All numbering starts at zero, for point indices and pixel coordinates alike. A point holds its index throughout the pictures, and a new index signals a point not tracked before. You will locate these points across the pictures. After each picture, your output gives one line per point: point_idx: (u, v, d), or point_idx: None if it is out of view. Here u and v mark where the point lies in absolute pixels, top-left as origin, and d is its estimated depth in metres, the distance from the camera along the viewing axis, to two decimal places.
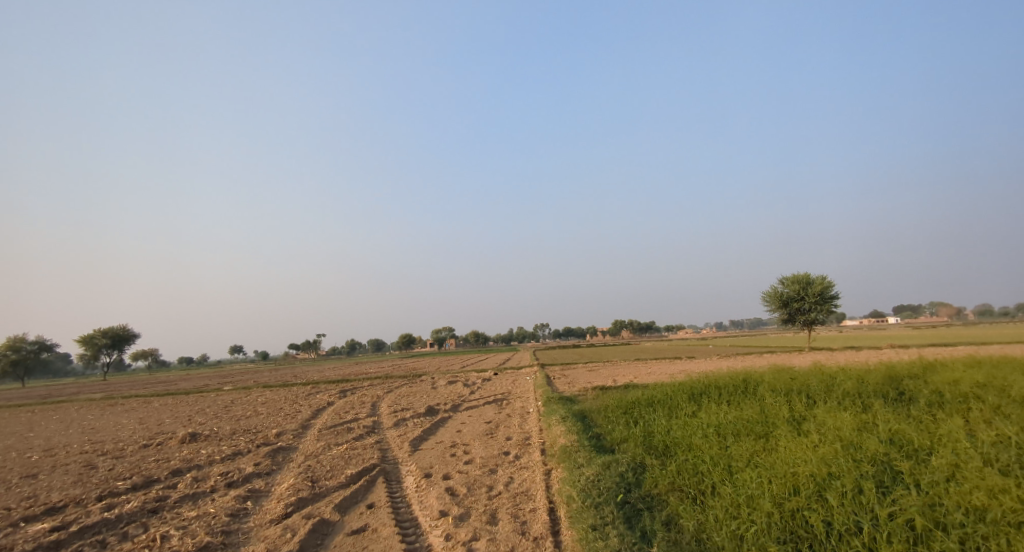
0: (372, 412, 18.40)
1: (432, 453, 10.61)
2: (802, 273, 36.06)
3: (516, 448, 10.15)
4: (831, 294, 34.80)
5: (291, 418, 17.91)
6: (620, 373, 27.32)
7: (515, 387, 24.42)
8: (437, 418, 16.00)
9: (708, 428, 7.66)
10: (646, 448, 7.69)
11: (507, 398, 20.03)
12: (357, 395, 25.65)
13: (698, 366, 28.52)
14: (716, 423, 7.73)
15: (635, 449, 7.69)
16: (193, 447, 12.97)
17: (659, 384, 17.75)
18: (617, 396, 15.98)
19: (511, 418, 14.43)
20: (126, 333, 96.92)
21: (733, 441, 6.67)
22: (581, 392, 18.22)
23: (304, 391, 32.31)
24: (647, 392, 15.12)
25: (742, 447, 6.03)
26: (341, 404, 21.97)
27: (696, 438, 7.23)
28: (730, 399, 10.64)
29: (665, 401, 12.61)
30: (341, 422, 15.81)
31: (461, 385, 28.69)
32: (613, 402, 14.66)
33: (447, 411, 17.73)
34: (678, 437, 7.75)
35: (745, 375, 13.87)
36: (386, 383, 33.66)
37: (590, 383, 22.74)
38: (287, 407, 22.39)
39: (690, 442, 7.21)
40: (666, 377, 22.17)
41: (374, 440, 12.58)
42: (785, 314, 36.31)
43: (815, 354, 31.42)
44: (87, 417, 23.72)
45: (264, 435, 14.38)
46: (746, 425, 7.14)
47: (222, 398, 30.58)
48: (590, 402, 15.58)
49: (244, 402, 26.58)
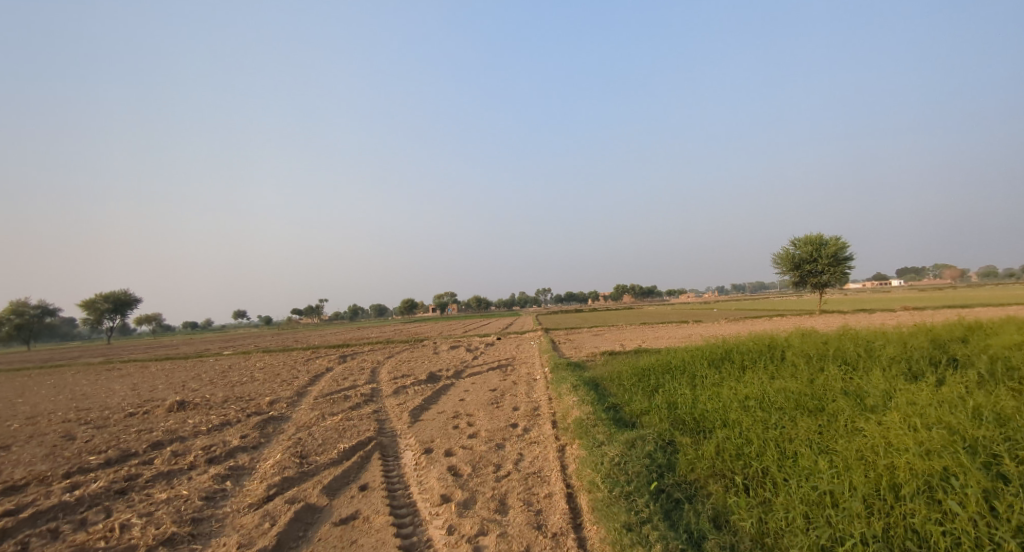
0: (372, 379, 17.69)
1: (433, 425, 9.82)
2: (816, 234, 34.81)
3: (524, 420, 9.32)
4: (845, 256, 33.67)
5: (287, 385, 17.18)
6: (627, 338, 26.59)
7: (519, 352, 23.74)
8: (439, 385, 15.25)
9: (744, 402, 6.75)
10: (673, 424, 6.81)
11: (512, 363, 19.28)
12: (357, 361, 24.97)
13: (708, 330, 27.74)
14: (753, 395, 6.82)
15: (661, 426, 6.80)
16: (179, 416, 12.20)
17: (672, 349, 16.94)
18: (629, 362, 15.19)
19: (518, 385, 13.66)
20: (128, 298, 96.75)
21: (781, 416, 5.74)
22: (590, 358, 17.41)
23: (305, 356, 31.80)
24: (661, 358, 14.31)
25: (798, 427, 5.10)
26: (340, 370, 21.26)
27: (733, 413, 6.33)
28: (758, 366, 9.76)
29: (683, 368, 11.76)
30: (337, 390, 15.07)
31: (464, 350, 28.05)
32: (625, 368, 13.86)
33: (450, 377, 16.98)
34: (709, 411, 6.86)
35: (768, 339, 12.95)
36: (388, 348, 33.13)
37: (597, 348, 21.94)
38: (285, 373, 21.74)
39: (726, 418, 6.31)
40: (677, 342, 21.37)
41: (371, 410, 11.80)
42: (797, 276, 35.33)
43: (826, 318, 30.59)
44: (80, 383, 23.14)
45: (256, 403, 13.63)
46: (791, 398, 6.22)
47: (221, 363, 30.05)
48: (600, 368, 14.79)
49: (243, 367, 25.97)
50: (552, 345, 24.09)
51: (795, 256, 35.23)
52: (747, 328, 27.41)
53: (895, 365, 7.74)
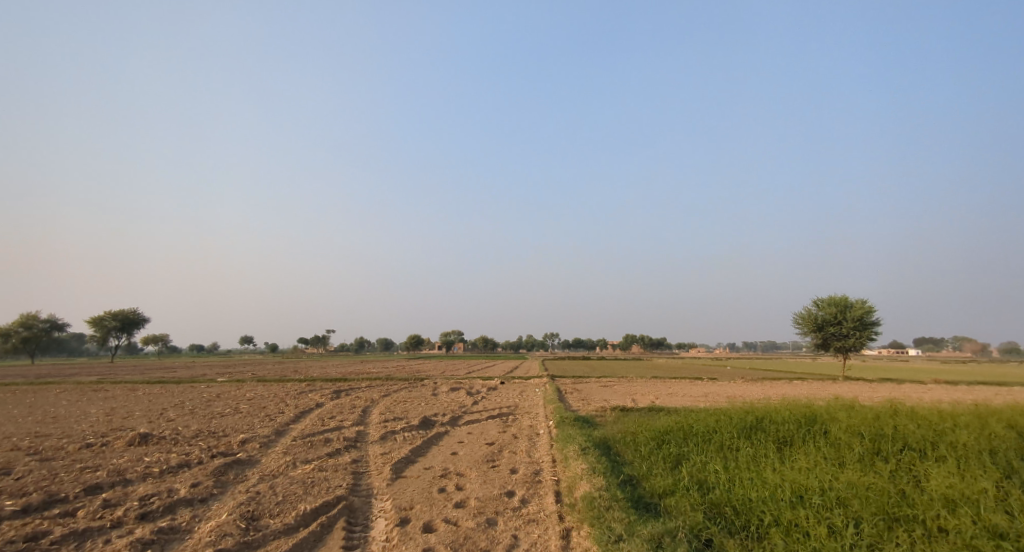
0: (360, 420, 16.26)
1: (415, 486, 8.38)
2: (840, 295, 33.30)
3: (522, 487, 7.89)
4: (871, 320, 31.98)
5: (268, 421, 15.76)
6: (638, 392, 24.92)
7: (522, 400, 22.09)
8: (432, 433, 13.76)
9: (801, 498, 5.34)
10: (710, 520, 5.38)
11: (514, 413, 17.70)
12: (351, 398, 23.45)
13: (724, 389, 25.95)
14: (812, 491, 5.42)
15: (694, 521, 5.38)
16: (137, 452, 10.86)
17: (691, 410, 15.33)
18: (644, 422, 13.65)
19: (518, 440, 12.15)
20: (136, 317, 96.61)
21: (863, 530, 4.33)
22: (599, 413, 15.87)
23: (298, 388, 30.31)
24: (681, 419, 12.79)
25: None
26: (330, 407, 19.79)
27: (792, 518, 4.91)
28: (802, 445, 8.30)
29: (708, 435, 10.29)
30: (319, 432, 13.62)
31: (464, 393, 26.46)
32: (639, 429, 12.35)
33: (446, 424, 15.48)
34: (756, 506, 5.44)
35: (803, 407, 11.45)
36: (386, 386, 31.64)
37: (606, 402, 20.34)
38: (271, 406, 20.32)
39: (783, 523, 4.89)
40: (693, 401, 19.75)
41: (350, 459, 10.37)
42: (818, 338, 33.60)
43: (852, 385, 28.59)
44: (58, 403, 21.88)
45: (226, 441, 12.24)
46: (869, 502, 4.82)
47: (210, 390, 28.62)
48: (610, 425, 13.28)
49: (230, 397, 24.57)
50: (558, 395, 22.45)
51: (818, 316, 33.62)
52: (768, 390, 25.55)
53: (980, 459, 6.32)
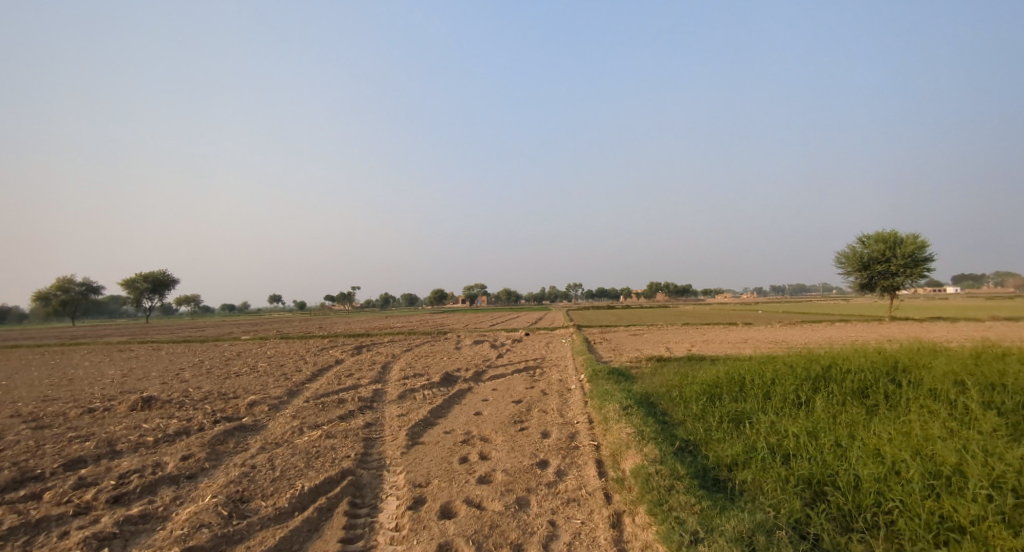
0: (378, 377, 15.41)
1: (433, 455, 7.27)
2: (889, 231, 30.85)
3: (557, 457, 6.69)
4: (924, 257, 29.58)
5: (282, 381, 15.01)
6: (671, 340, 23.67)
7: (549, 352, 21.07)
8: (454, 391, 12.75)
9: (944, 490, 3.88)
10: (815, 519, 3.99)
11: (541, 366, 16.64)
12: (372, 355, 22.81)
13: (763, 335, 24.49)
14: (958, 481, 3.95)
15: (793, 520, 4.00)
16: (137, 418, 10.07)
17: (738, 358, 13.92)
18: (687, 373, 12.30)
19: (548, 398, 10.99)
20: (166, 279, 99.00)
21: None
22: (635, 365, 14.65)
23: (319, 345, 29.92)
24: (730, 369, 11.39)
25: None
26: (349, 364, 19.09)
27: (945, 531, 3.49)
28: (896, 402, 6.81)
29: (771, 389, 8.84)
30: (334, 392, 12.69)
31: (487, 346, 25.61)
32: (684, 381, 11.02)
33: (469, 380, 14.48)
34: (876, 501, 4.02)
35: (877, 353, 9.92)
36: (407, 340, 31.12)
37: (639, 352, 19.16)
38: (290, 365, 19.74)
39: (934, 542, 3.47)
40: (733, 349, 18.42)
41: (363, 423, 9.33)
42: (863, 278, 31.57)
43: (900, 327, 26.77)
44: (81, 365, 21.77)
45: (235, 404, 11.42)
46: None
47: (232, 349, 28.43)
48: (649, 379, 12.00)
49: (252, 356, 24.19)
50: (587, 346, 21.36)
51: (864, 255, 31.35)
52: (811, 335, 23.93)
53: None
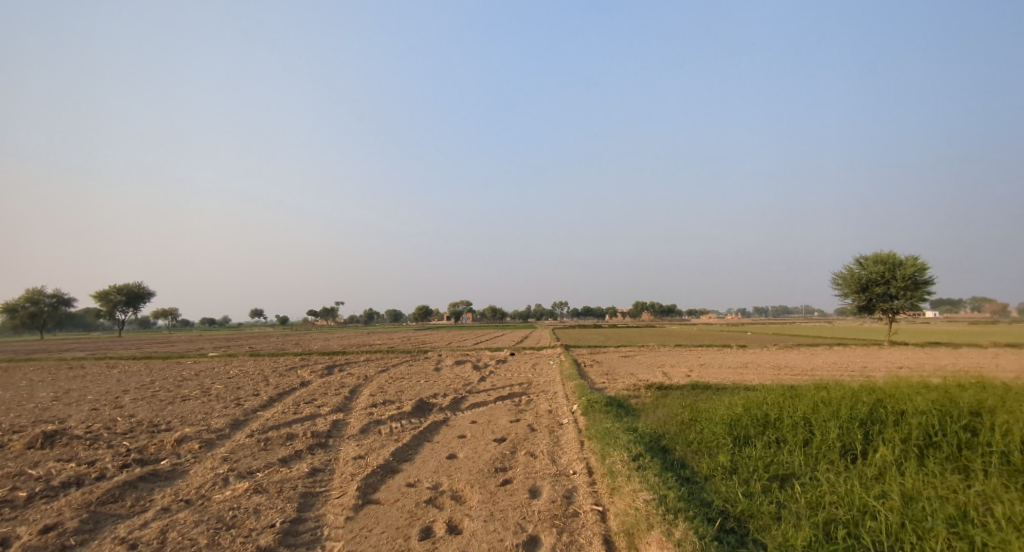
0: (343, 404, 13.52)
1: (387, 524, 5.49)
2: (887, 253, 30.09)
3: (552, 532, 4.97)
4: (925, 279, 28.81)
5: (231, 409, 13.00)
6: (667, 364, 22.15)
7: (536, 375, 19.33)
8: (427, 423, 10.95)
9: None
10: None
11: (528, 393, 14.89)
12: (343, 376, 20.78)
13: (764, 360, 23.11)
14: None
15: None
16: (27, 459, 8.07)
17: (751, 389, 12.36)
18: (697, 406, 10.67)
19: (536, 438, 9.26)
20: (141, 291, 95.21)
21: None
22: (634, 394, 13.01)
23: (290, 364, 27.72)
24: (749, 402, 9.81)
25: None
26: (314, 388, 17.12)
27: None
28: (996, 471, 5.23)
29: (810, 435, 7.26)
30: (285, 424, 10.76)
31: (470, 368, 23.77)
32: (696, 417, 9.39)
33: (446, 409, 12.68)
34: None
35: (924, 388, 8.42)
36: (385, 360, 29.13)
37: (635, 377, 17.59)
38: (249, 387, 17.67)
39: None
40: (737, 376, 16.93)
41: (307, 470, 7.48)
42: (861, 300, 30.69)
43: (903, 352, 25.68)
44: (11, 384, 19.33)
45: (160, 439, 9.46)
46: None
47: (194, 368, 26.14)
48: (653, 413, 10.37)
49: (211, 376, 21.96)
50: (577, 369, 19.68)
51: (862, 276, 30.50)
52: (813, 360, 22.60)
53: None
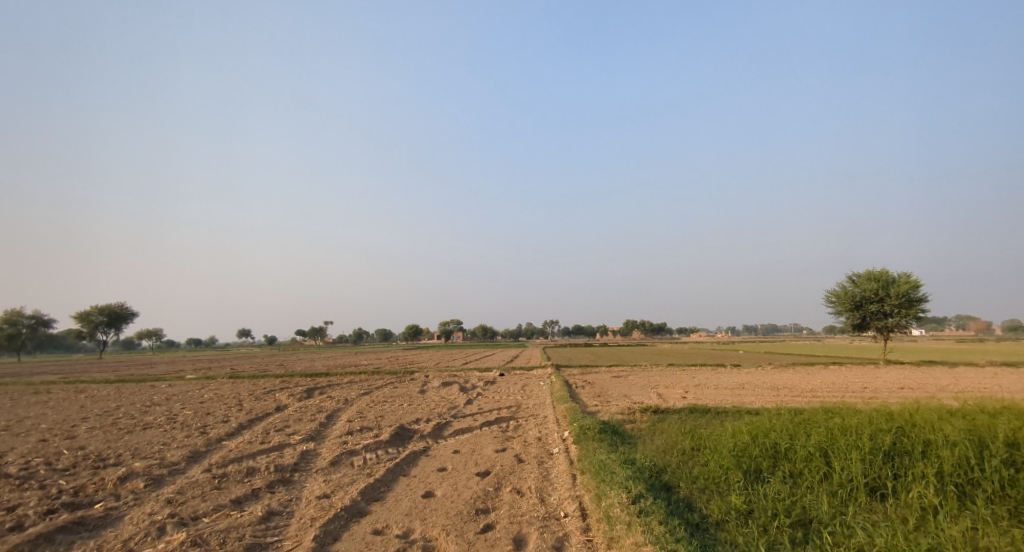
0: (317, 432, 12.52)
1: None
2: (880, 270, 29.83)
3: None
4: (918, 297, 28.49)
5: (193, 438, 11.93)
6: (661, 385, 21.34)
7: (525, 398, 18.42)
8: (405, 454, 10.01)
9: None
10: None
11: (516, 418, 13.99)
12: (322, 400, 19.67)
13: (760, 380, 22.41)
14: None
15: None
16: None
17: (752, 415, 11.62)
18: (697, 434, 9.88)
19: (524, 471, 8.39)
20: (123, 311, 92.79)
21: None
22: (629, 420, 12.19)
23: (269, 386, 26.49)
24: (754, 428, 9.06)
25: None
26: (289, 413, 16.05)
27: None
28: None
29: (829, 474, 6.51)
30: (247, 456, 9.76)
31: (457, 389, 22.76)
32: (698, 447, 8.61)
33: (427, 437, 11.74)
34: None
35: (947, 416, 7.73)
36: (369, 382, 27.99)
37: (629, 399, 16.76)
38: (220, 413, 16.54)
39: None
40: (736, 398, 16.19)
41: (260, 513, 6.52)
42: (855, 318, 30.32)
43: (901, 371, 25.12)
44: None
45: (104, 475, 8.43)
46: None
47: (166, 392, 24.81)
48: (651, 441, 9.56)
49: (182, 400, 20.73)
50: (569, 390, 18.81)
51: (856, 294, 30.15)
52: (811, 380, 21.94)
53: None
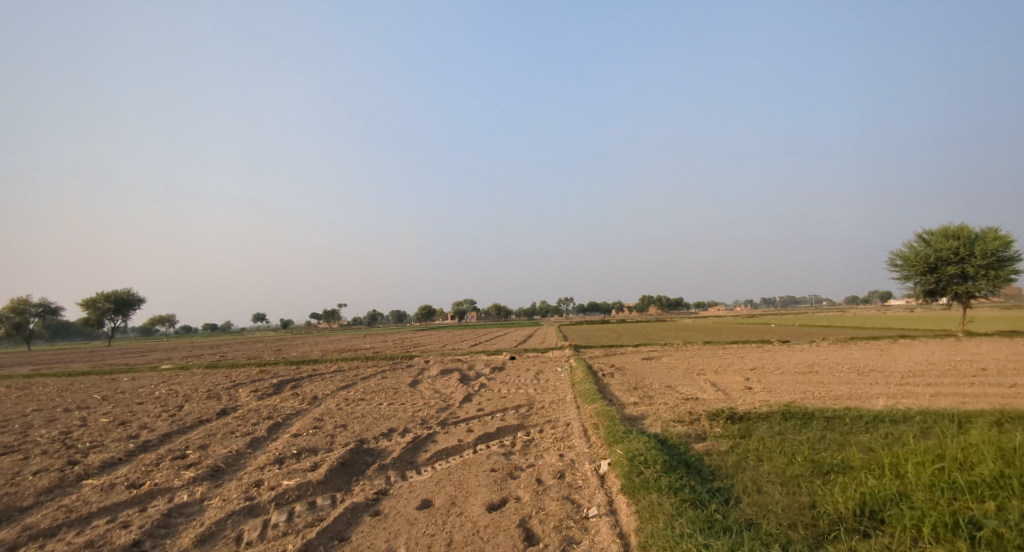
0: (233, 460, 8.50)
1: None
2: (958, 226, 25.02)
3: None
4: (1009, 256, 23.70)
5: (45, 475, 7.96)
6: (706, 371, 17.10)
7: (539, 392, 14.26)
8: (337, 515, 5.91)
9: None
10: None
11: (527, 428, 9.83)
12: (282, 399, 15.65)
13: (831, 360, 18.09)
14: None
15: None
16: None
17: (899, 432, 7.23)
18: (845, 481, 5.49)
19: None
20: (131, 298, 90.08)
21: None
22: (695, 435, 8.02)
23: (240, 379, 22.75)
24: (976, 478, 4.69)
25: None
26: (225, 422, 12.09)
27: None
28: None
29: None
30: (65, 526, 5.71)
31: (456, 379, 18.77)
32: (885, 528, 4.34)
33: (388, 471, 7.63)
34: None
35: None
36: (357, 370, 24.17)
37: (675, 394, 12.58)
38: (142, 422, 12.65)
39: None
40: (825, 391, 11.86)
41: None
42: (926, 282, 25.71)
43: (996, 345, 20.60)
44: None
45: None
46: None
47: (118, 389, 21.09)
48: (762, 494, 5.35)
49: (120, 401, 16.89)
50: (594, 381, 14.63)
51: (929, 255, 25.44)
52: (898, 359, 17.54)
53: None
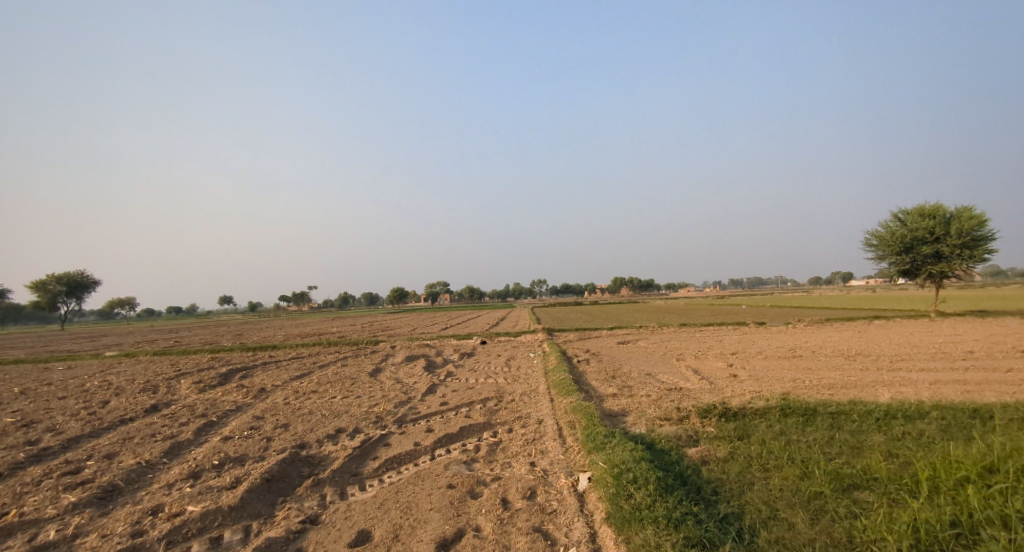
0: (137, 475, 7.00)
1: None
2: (935, 205, 24.78)
3: None
4: (984, 235, 23.56)
5: None
6: (687, 355, 16.24)
7: (509, 382, 13.07)
8: None
9: None
10: None
11: (493, 428, 8.61)
12: (225, 392, 14.03)
13: (813, 343, 17.46)
14: None
15: None
16: None
17: (918, 433, 6.31)
18: (881, 508, 4.44)
19: None
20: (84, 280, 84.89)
21: None
22: (687, 437, 6.94)
23: (187, 367, 20.87)
24: None
25: None
26: (149, 422, 10.49)
27: None
28: None
29: None
30: None
31: (422, 367, 17.45)
32: None
33: (323, 489, 6.29)
34: None
35: None
36: (318, 357, 22.57)
37: (656, 383, 11.56)
38: (51, 422, 10.93)
39: None
40: (816, 379, 11.03)
41: None
42: (902, 262, 25.48)
43: (971, 325, 20.42)
44: None
45: None
46: None
47: (45, 380, 18.98)
48: (783, 525, 4.25)
49: (39, 396, 14.95)
50: (570, 369, 13.52)
51: (905, 235, 25.18)
52: (880, 342, 17.04)
53: None
